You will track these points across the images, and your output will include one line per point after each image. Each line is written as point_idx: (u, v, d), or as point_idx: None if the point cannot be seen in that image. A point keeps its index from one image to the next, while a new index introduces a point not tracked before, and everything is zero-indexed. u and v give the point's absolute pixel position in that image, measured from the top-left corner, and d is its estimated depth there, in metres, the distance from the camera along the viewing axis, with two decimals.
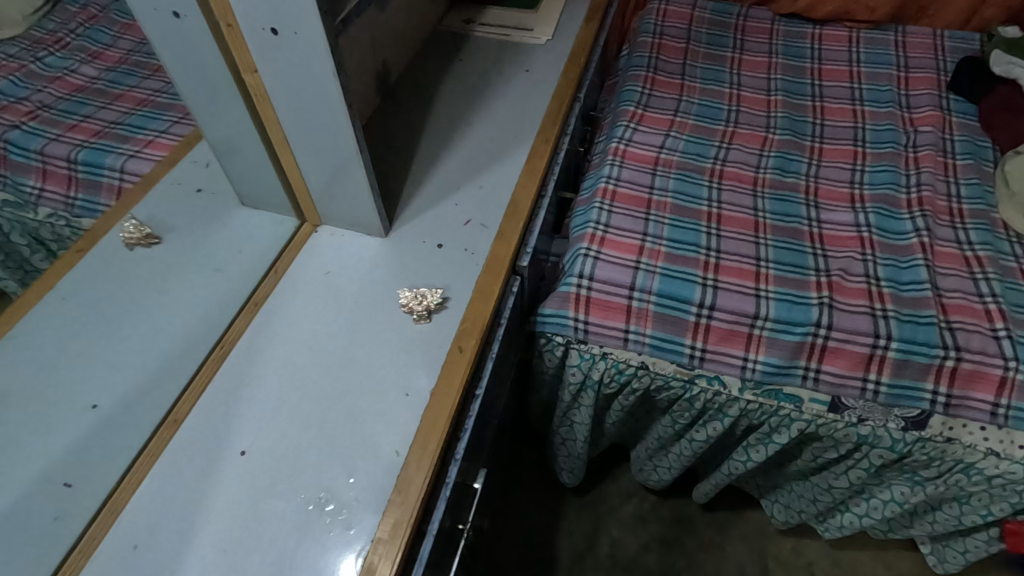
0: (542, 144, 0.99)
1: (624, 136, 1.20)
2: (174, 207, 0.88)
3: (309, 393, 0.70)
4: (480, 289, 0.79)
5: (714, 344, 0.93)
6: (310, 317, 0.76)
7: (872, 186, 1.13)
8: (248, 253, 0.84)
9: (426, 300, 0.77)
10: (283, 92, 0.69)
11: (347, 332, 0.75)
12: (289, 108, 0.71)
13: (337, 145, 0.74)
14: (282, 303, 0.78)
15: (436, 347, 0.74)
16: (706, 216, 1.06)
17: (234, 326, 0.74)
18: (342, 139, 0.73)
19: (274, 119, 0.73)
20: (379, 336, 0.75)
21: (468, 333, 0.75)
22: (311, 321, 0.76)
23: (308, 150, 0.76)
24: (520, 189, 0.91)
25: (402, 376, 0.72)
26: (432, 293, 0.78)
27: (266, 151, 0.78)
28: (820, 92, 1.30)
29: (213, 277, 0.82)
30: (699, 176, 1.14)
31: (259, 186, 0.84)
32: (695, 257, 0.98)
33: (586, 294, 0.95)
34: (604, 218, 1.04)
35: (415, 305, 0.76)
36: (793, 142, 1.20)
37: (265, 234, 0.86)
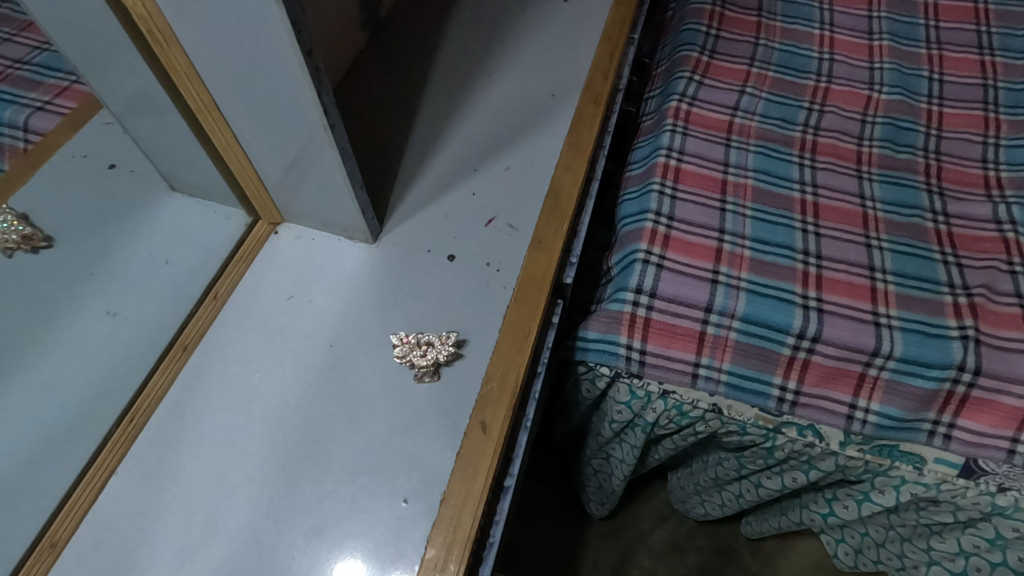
0: (591, 106, 0.72)
1: (687, 92, 0.92)
2: (102, 202, 0.65)
3: (263, 494, 0.47)
4: (510, 328, 0.55)
5: (812, 385, 0.70)
6: (265, 368, 0.53)
7: (1012, 166, 0.86)
8: (182, 264, 0.60)
9: (431, 348, 0.54)
10: (201, 26, 0.43)
11: (319, 391, 0.52)
12: (216, 52, 0.45)
13: (296, 111, 0.48)
14: (226, 344, 0.54)
15: (449, 416, 0.51)
16: (800, 206, 0.80)
17: (150, 385, 0.50)
18: (302, 102, 0.47)
19: (198, 70, 0.47)
20: (366, 399, 0.52)
21: (494, 399, 0.51)
22: (267, 374, 0.53)
23: (256, 119, 0.50)
24: (564, 173, 0.66)
25: (400, 462, 0.49)
26: (439, 337, 0.54)
27: (191, 118, 0.52)
28: (937, 36, 1.00)
29: (140, 301, 0.59)
30: (787, 150, 0.87)
31: (195, 167, 0.59)
32: (791, 266, 0.73)
33: (644, 316, 0.71)
34: (666, 206, 0.78)
35: (411, 355, 0.54)
36: (905, 104, 0.92)
37: (203, 235, 0.61)
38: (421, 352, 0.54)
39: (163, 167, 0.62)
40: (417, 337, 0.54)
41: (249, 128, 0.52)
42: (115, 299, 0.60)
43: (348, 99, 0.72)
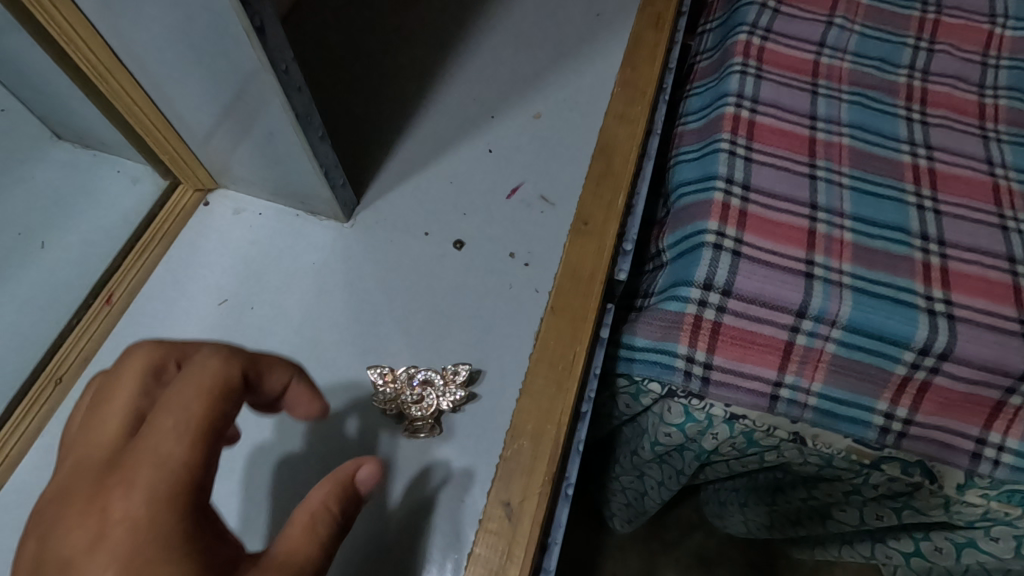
0: (652, 29, 0.54)
1: (759, 23, 0.70)
2: (45, 156, 0.53)
3: None
4: (541, 363, 0.42)
5: (929, 413, 0.53)
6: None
7: None
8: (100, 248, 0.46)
9: (432, 389, 0.41)
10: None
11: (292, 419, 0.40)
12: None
13: (208, 24, 0.32)
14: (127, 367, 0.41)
15: (470, 446, 0.41)
16: (911, 173, 0.61)
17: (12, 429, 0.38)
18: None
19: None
20: (361, 431, 0.41)
21: (523, 469, 0.39)
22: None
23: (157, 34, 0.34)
24: (616, 124, 0.49)
25: (408, 518, 0.39)
26: (441, 374, 0.42)
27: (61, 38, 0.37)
28: None
29: (64, 286, 0.45)
30: (889, 99, 0.67)
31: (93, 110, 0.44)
32: (908, 255, 0.55)
33: (712, 321, 0.53)
34: (739, 172, 0.59)
35: (396, 403, 0.41)
36: None
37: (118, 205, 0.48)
38: (413, 397, 0.41)
39: (71, 109, 0.46)
40: (409, 373, 0.42)
41: (151, 40, 0.35)
42: (38, 282, 0.47)
43: (328, 24, 0.55)
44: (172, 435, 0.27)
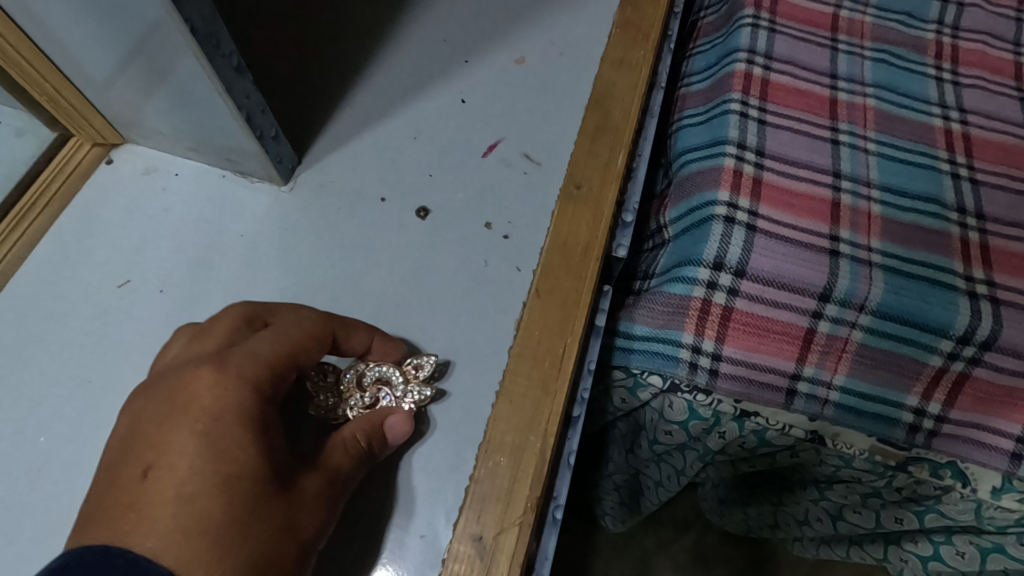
0: None
1: None
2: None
3: None
4: (523, 363, 0.35)
5: (966, 411, 0.47)
6: (71, 403, 0.35)
7: None
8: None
9: (389, 389, 0.35)
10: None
11: None
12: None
13: None
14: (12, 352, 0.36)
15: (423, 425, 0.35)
16: (944, 138, 0.54)
17: None
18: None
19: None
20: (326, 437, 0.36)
21: (502, 490, 0.33)
22: (79, 407, 0.35)
23: None
24: (613, 72, 0.42)
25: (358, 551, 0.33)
26: (400, 372, 0.35)
27: None
28: None
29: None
30: (917, 58, 0.60)
31: None
32: (944, 231, 0.49)
33: (722, 305, 0.46)
34: (752, 135, 0.52)
35: (335, 404, 0.34)
36: None
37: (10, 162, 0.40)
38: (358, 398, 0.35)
39: None
40: (360, 373, 0.35)
41: None
42: None
43: None
44: (268, 344, 0.31)
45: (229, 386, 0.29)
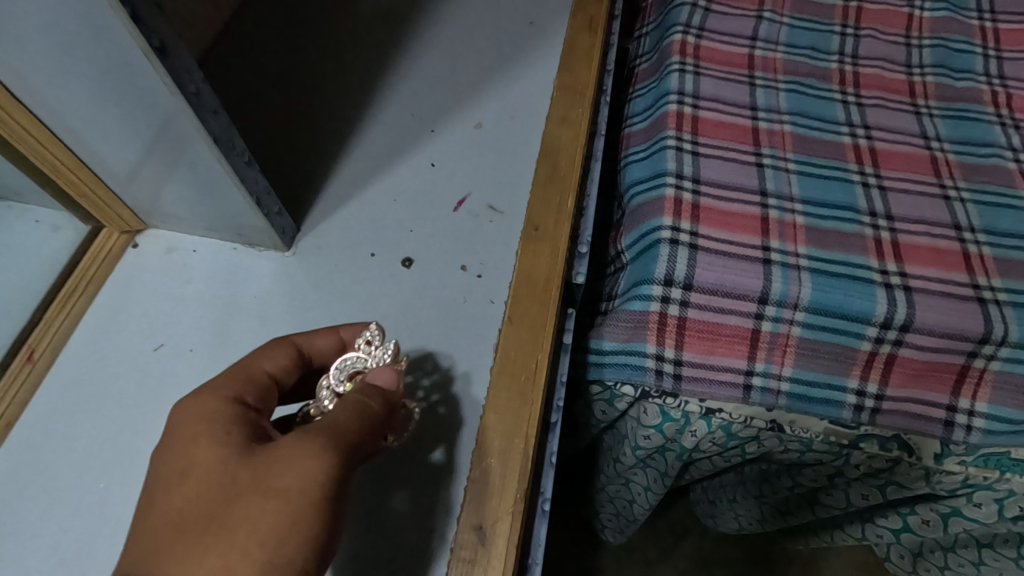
0: (585, 32, 0.54)
1: (692, 21, 0.72)
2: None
3: None
4: (504, 382, 0.41)
5: (897, 387, 0.54)
6: (117, 461, 0.40)
7: None
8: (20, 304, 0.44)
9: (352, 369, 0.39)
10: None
11: None
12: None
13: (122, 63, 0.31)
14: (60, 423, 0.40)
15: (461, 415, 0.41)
16: (854, 153, 0.63)
17: None
18: (91, 6, 0.27)
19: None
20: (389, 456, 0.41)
21: (494, 490, 0.38)
22: (124, 463, 0.40)
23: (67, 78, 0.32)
24: (558, 128, 0.49)
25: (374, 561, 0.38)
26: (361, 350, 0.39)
27: None
28: None
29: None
30: (825, 86, 0.69)
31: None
32: (858, 234, 0.56)
33: (677, 316, 0.53)
34: (688, 166, 0.59)
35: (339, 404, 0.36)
36: (956, 20, 0.75)
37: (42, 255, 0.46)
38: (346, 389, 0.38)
39: None
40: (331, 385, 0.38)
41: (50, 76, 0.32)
42: None
43: (257, 51, 0.54)
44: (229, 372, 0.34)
45: (201, 403, 0.31)
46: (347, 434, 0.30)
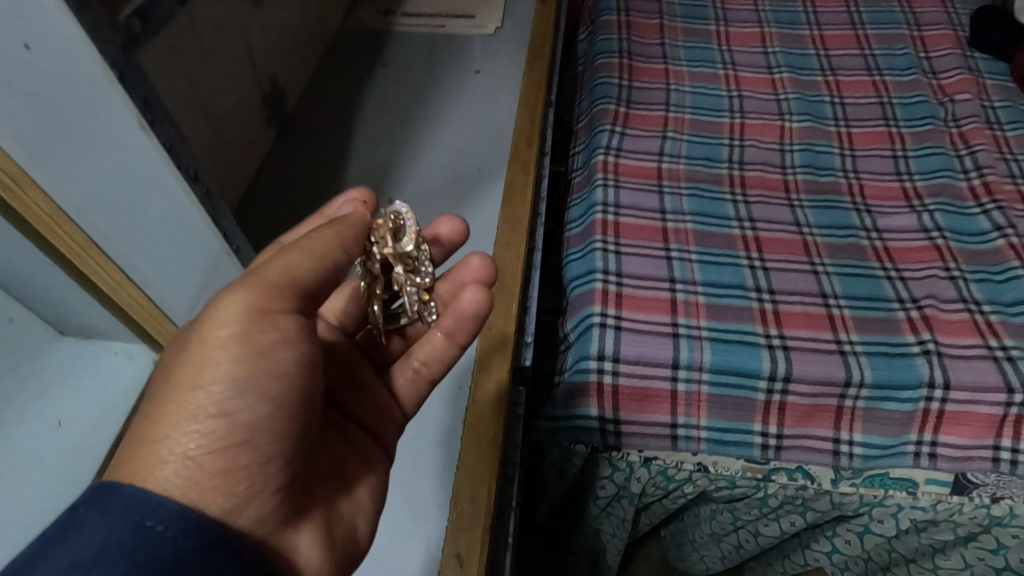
0: (521, 175, 0.72)
1: (611, 144, 0.92)
2: None
3: None
4: (470, 445, 0.52)
5: (792, 426, 0.68)
6: None
7: (924, 175, 0.90)
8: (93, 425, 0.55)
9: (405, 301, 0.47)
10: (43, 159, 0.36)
11: None
12: (76, 189, 0.39)
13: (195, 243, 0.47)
14: None
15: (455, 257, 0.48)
16: (742, 242, 0.80)
17: None
18: None
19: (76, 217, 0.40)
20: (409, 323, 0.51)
21: (464, 530, 0.49)
22: None
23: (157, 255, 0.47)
24: (504, 249, 0.65)
25: None
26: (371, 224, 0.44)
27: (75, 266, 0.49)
28: (830, 63, 1.06)
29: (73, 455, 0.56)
30: (718, 188, 0.87)
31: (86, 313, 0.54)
32: (747, 307, 0.72)
33: (611, 383, 0.67)
34: (612, 264, 0.76)
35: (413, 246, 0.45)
36: (815, 129, 0.96)
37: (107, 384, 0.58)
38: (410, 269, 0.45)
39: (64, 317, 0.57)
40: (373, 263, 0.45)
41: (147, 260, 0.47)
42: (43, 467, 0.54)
43: (268, 204, 0.69)
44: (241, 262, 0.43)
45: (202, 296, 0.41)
46: (267, 275, 0.35)
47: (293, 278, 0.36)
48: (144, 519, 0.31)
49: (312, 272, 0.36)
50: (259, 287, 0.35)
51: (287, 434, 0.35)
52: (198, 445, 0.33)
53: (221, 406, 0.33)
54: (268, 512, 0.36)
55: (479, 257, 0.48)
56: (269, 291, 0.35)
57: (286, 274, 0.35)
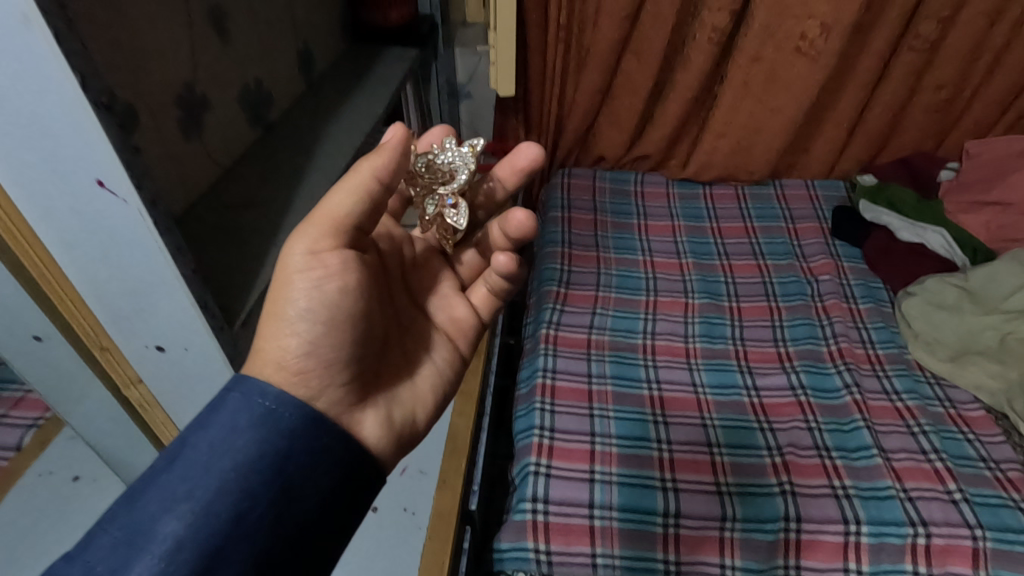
0: (474, 359, 0.96)
1: (552, 320, 1.18)
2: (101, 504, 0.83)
3: None
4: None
5: (688, 553, 0.86)
6: None
7: (794, 342, 1.16)
8: None
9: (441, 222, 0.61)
10: (96, 277, 0.47)
11: None
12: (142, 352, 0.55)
13: None
14: None
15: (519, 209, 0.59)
16: (649, 401, 1.03)
17: None
18: None
19: (87, 300, 0.50)
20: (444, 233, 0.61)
21: None
22: None
23: None
24: (458, 418, 0.87)
25: None
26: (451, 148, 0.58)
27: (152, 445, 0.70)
28: (725, 250, 1.37)
29: None
30: (634, 355, 1.12)
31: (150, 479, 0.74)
32: (649, 455, 0.94)
33: (543, 520, 0.87)
34: (548, 420, 0.99)
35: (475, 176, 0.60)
36: (712, 305, 1.23)
37: None
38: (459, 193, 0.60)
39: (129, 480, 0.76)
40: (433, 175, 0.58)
41: None
42: None
43: None
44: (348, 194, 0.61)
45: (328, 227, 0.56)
46: (327, 223, 0.48)
47: (340, 220, 0.48)
48: (267, 404, 0.44)
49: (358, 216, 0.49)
50: (317, 234, 0.48)
51: (341, 347, 0.49)
52: (287, 352, 0.47)
53: (295, 327, 0.48)
54: (336, 399, 0.49)
55: (522, 213, 0.58)
56: (324, 234, 0.48)
57: (341, 220, 0.48)
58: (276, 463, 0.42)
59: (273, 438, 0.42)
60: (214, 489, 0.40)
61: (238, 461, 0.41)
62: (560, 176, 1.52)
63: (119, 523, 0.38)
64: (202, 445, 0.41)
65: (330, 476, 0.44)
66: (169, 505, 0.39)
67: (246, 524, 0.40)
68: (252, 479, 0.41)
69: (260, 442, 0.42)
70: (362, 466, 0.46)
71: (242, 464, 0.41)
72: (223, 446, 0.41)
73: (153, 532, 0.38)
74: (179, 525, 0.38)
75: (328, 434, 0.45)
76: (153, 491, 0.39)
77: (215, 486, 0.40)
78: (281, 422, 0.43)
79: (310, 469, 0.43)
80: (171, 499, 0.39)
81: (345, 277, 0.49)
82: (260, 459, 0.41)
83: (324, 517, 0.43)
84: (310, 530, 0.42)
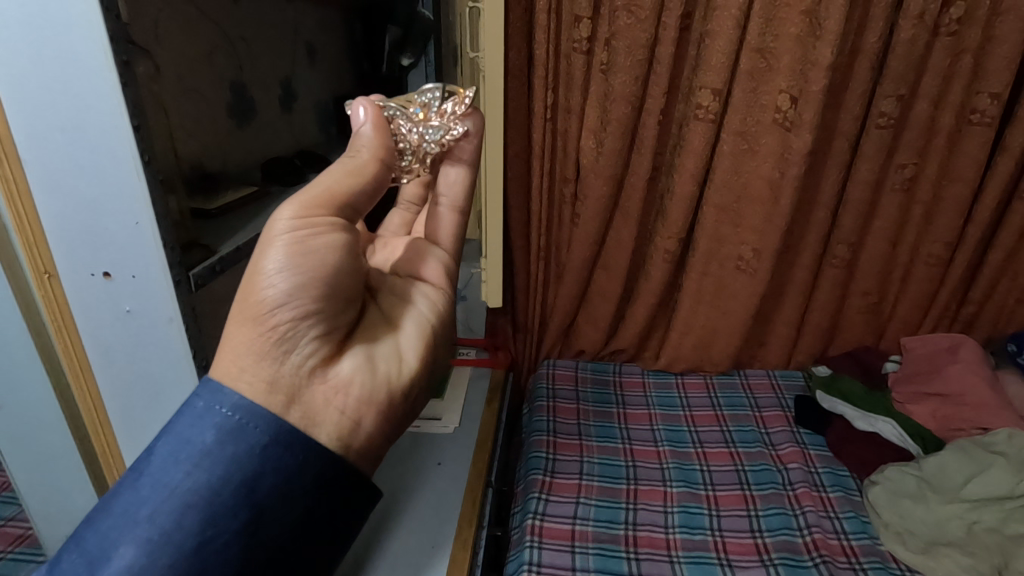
0: (460, 554, 1.00)
1: (538, 509, 1.24)
2: None
3: None
4: None
5: None
6: None
7: (771, 532, 1.21)
8: None
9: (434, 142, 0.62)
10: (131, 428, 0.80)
11: None
12: None
13: None
14: None
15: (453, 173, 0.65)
16: None
17: None
18: None
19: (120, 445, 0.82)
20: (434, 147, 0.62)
21: None
22: None
23: None
24: None
25: None
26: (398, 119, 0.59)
27: None
28: (699, 438, 1.47)
29: None
30: (617, 546, 1.16)
31: None
32: None
33: None
34: None
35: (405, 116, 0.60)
36: (689, 493, 1.30)
37: None
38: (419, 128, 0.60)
39: None
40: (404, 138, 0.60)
41: None
42: None
43: None
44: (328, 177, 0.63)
45: None
46: (317, 192, 0.51)
47: (337, 193, 0.52)
48: (234, 416, 0.42)
49: (351, 187, 0.53)
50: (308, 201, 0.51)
51: (321, 298, 0.50)
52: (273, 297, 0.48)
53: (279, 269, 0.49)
54: (314, 353, 0.49)
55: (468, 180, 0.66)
56: (314, 202, 0.51)
57: (332, 191, 0.51)
58: (243, 485, 0.41)
59: (241, 456, 0.41)
60: (173, 515, 0.39)
61: (198, 480, 0.40)
62: (545, 367, 1.68)
63: (85, 547, 0.39)
64: (159, 464, 0.41)
65: (303, 496, 0.42)
66: (130, 529, 0.39)
67: (210, 549, 0.39)
68: (216, 501, 0.40)
69: (225, 460, 0.41)
70: (346, 481, 0.45)
71: (203, 488, 0.40)
72: (184, 465, 0.41)
73: (110, 560, 0.38)
74: (134, 553, 0.38)
75: (301, 448, 0.43)
76: (118, 512, 0.40)
77: (173, 508, 0.39)
78: (247, 439, 0.42)
79: (281, 491, 0.42)
80: (130, 522, 0.39)
81: (333, 237, 0.52)
82: (226, 482, 0.40)
83: (297, 538, 0.42)
84: (285, 548, 0.42)
